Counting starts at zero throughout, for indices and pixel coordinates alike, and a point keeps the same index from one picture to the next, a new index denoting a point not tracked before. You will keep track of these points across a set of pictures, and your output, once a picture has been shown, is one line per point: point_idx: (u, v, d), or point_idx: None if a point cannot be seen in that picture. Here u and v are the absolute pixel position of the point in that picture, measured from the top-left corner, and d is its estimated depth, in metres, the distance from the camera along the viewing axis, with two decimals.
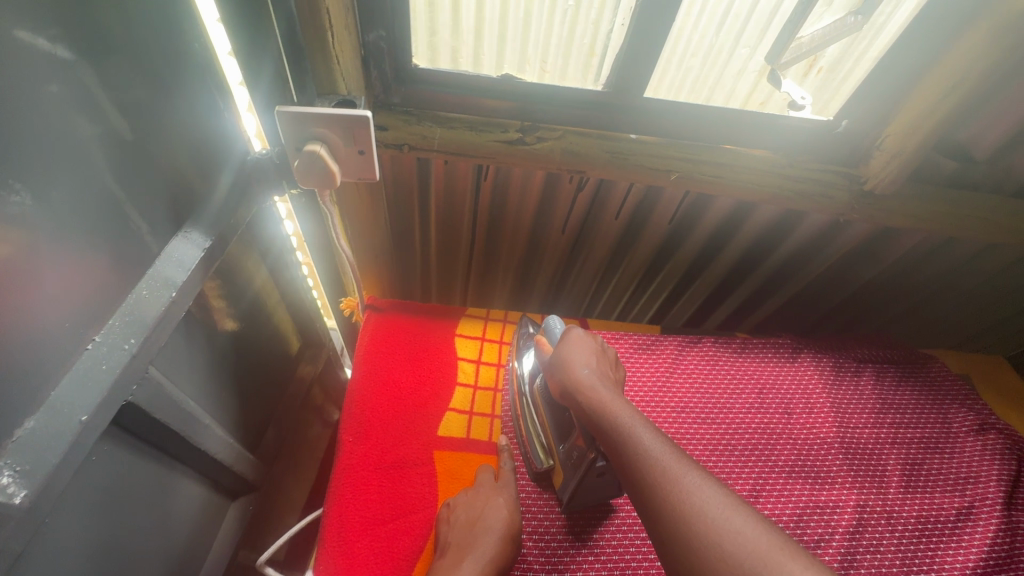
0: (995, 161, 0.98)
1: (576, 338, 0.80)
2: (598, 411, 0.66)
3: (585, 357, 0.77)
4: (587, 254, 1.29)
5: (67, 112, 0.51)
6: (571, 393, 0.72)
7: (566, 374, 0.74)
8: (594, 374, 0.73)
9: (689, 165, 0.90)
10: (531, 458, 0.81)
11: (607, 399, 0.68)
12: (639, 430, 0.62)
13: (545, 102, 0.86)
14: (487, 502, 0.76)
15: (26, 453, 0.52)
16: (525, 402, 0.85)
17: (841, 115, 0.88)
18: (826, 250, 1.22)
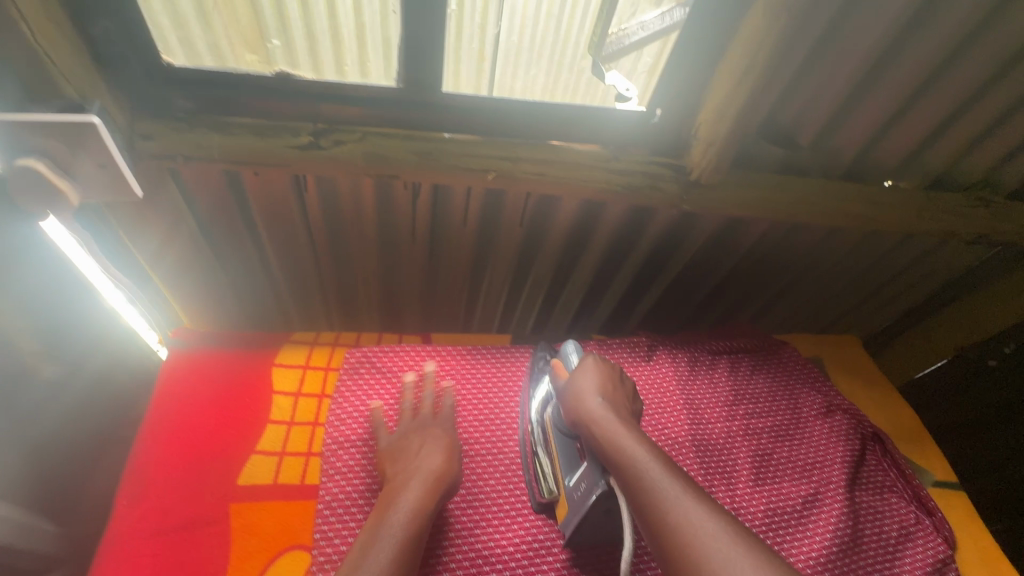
0: (818, 145, 0.99)
1: (592, 364, 0.84)
2: (611, 442, 0.70)
3: (596, 384, 0.80)
4: (447, 264, 1.23)
5: None
6: (583, 420, 0.76)
7: (579, 403, 0.78)
8: (606, 404, 0.76)
9: (508, 163, 0.85)
10: (537, 488, 0.83)
11: (618, 429, 0.72)
12: (649, 465, 0.66)
13: (338, 102, 0.79)
14: (419, 451, 0.75)
15: None
16: (535, 437, 0.88)
17: (652, 105, 0.85)
18: (682, 243, 1.21)
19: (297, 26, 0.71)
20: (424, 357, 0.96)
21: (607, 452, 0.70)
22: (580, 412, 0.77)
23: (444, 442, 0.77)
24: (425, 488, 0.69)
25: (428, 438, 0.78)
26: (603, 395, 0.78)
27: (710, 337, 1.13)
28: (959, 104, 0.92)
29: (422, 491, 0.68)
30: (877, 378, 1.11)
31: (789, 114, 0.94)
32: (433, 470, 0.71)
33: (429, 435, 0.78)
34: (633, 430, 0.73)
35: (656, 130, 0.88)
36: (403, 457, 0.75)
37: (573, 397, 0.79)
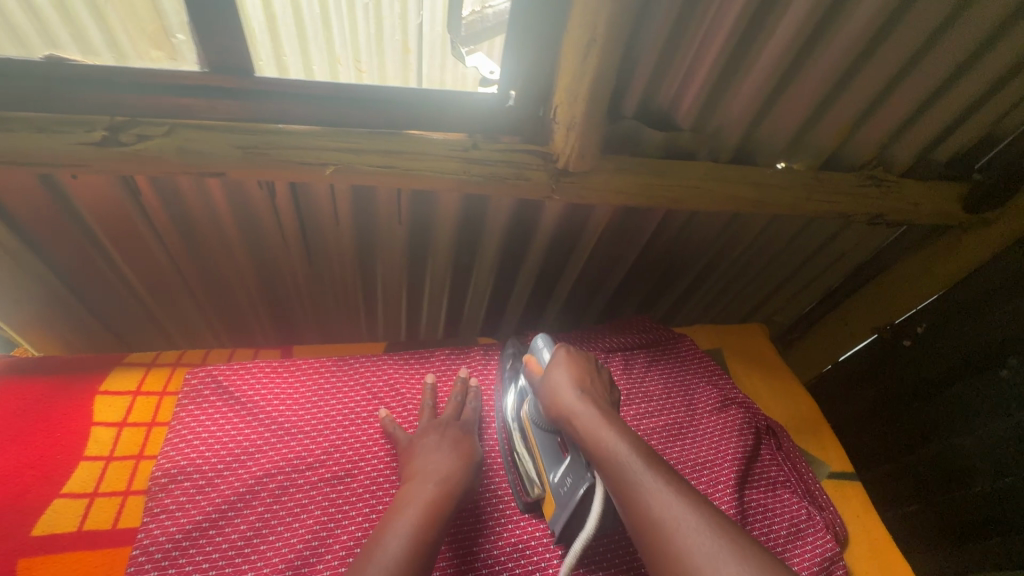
0: (700, 125, 0.94)
1: (565, 357, 0.83)
2: (587, 432, 0.70)
3: (570, 376, 0.80)
4: (331, 267, 1.15)
5: None
6: (563, 414, 0.75)
7: (556, 397, 0.77)
8: (585, 395, 0.76)
9: (348, 154, 0.77)
10: (520, 488, 0.83)
11: (594, 419, 0.72)
12: (629, 459, 0.65)
13: (137, 91, 0.69)
14: (444, 447, 0.78)
15: None
16: (515, 434, 0.89)
17: (506, 86, 0.78)
18: (581, 236, 1.15)
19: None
20: (279, 371, 0.88)
21: (590, 445, 0.69)
22: (558, 406, 0.77)
23: (466, 445, 0.80)
24: (441, 485, 0.71)
25: (454, 436, 0.80)
26: (579, 386, 0.78)
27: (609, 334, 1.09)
28: (836, 78, 0.88)
29: (438, 489, 0.70)
30: (776, 366, 1.08)
31: (666, 94, 0.89)
32: (449, 472, 0.73)
33: (445, 433, 0.80)
34: (613, 419, 0.72)
35: (514, 114, 0.81)
36: (419, 455, 0.77)
37: (551, 392, 0.79)
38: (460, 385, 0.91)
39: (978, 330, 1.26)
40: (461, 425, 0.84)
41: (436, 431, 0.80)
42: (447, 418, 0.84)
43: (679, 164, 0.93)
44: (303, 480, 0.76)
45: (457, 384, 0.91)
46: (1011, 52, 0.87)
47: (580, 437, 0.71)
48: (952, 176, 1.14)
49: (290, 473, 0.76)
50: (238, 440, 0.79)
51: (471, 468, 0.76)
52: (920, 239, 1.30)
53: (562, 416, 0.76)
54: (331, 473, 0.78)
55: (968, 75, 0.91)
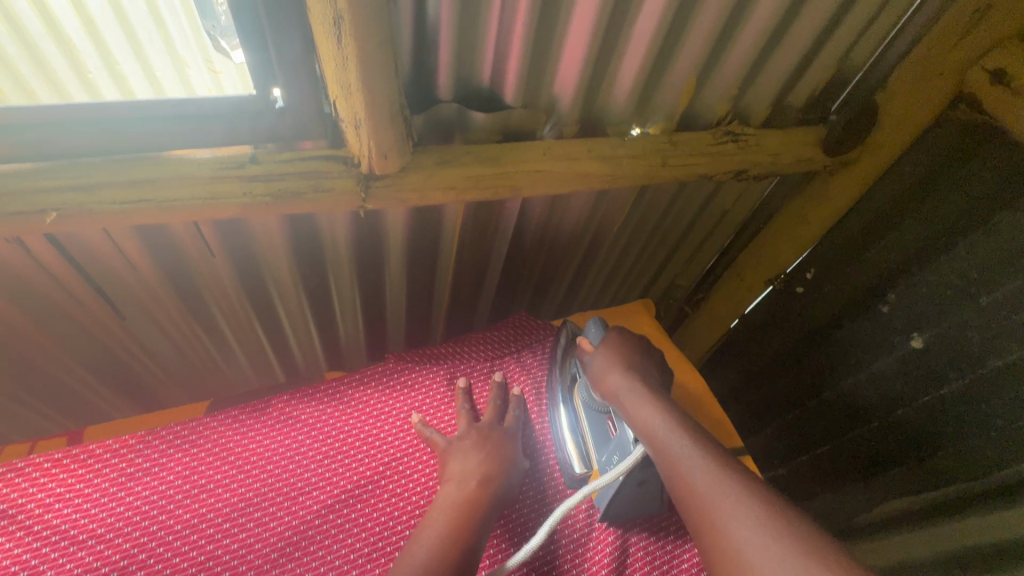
0: (531, 102, 0.85)
1: (613, 343, 0.86)
2: (635, 413, 0.74)
3: (612, 359, 0.83)
4: (156, 319, 0.98)
5: None
6: (609, 395, 0.79)
7: (604, 380, 0.81)
8: (631, 376, 0.79)
9: (80, 193, 0.62)
10: (567, 467, 0.86)
11: (640, 400, 0.75)
12: (671, 439, 0.68)
13: None
14: (488, 450, 0.78)
15: None
16: (565, 410, 0.91)
17: (264, 85, 0.64)
18: (440, 239, 1.04)
19: None
20: (58, 465, 0.73)
21: (637, 425, 0.73)
22: (605, 387, 0.81)
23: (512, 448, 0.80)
24: (490, 486, 0.72)
25: (499, 438, 0.81)
26: (624, 369, 0.81)
27: (488, 343, 1.00)
28: (663, 33, 0.80)
29: (480, 493, 0.71)
30: (661, 343, 1.02)
31: (481, 73, 0.78)
32: (495, 477, 0.73)
33: (483, 441, 0.79)
34: (656, 397, 0.75)
35: (291, 119, 0.67)
36: (456, 458, 0.77)
37: (603, 371, 0.82)
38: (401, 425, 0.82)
39: (858, 269, 1.26)
40: (508, 425, 0.84)
41: (484, 430, 0.82)
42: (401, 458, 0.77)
43: (511, 148, 0.83)
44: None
45: (494, 388, 0.90)
46: None
47: (627, 416, 0.75)
48: (810, 120, 1.11)
49: None
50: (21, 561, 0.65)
51: (516, 472, 0.77)
52: (793, 185, 1.29)
53: (609, 398, 0.80)
54: None
55: (800, 14, 0.85)
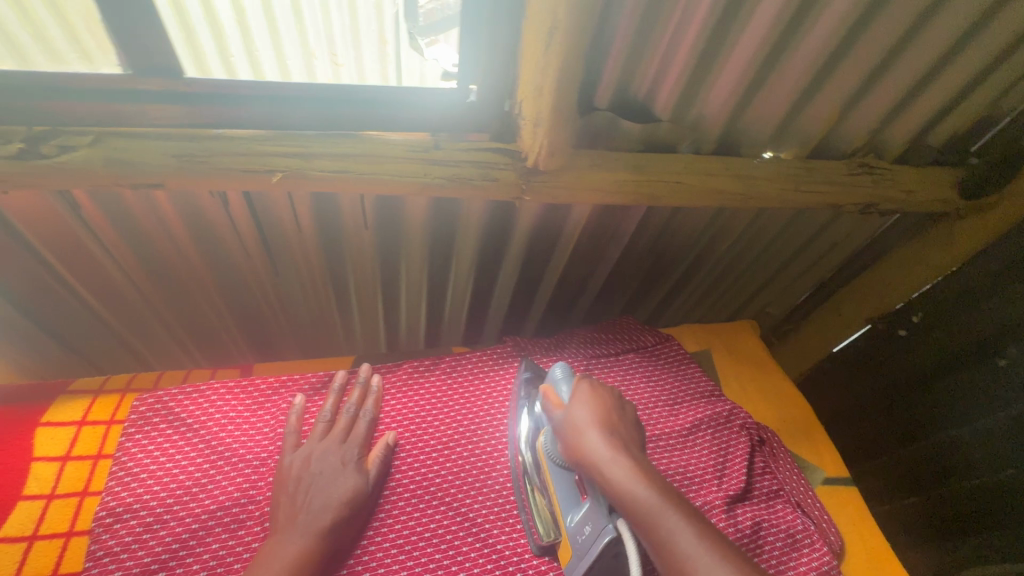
0: (680, 117, 0.89)
1: (585, 395, 0.77)
2: (619, 488, 0.65)
3: (593, 418, 0.74)
4: (301, 277, 1.08)
5: None
6: (583, 461, 0.70)
7: (580, 439, 0.72)
8: (606, 438, 0.71)
9: (298, 159, 0.71)
10: (534, 530, 0.77)
11: (630, 471, 0.67)
12: (671, 525, 0.61)
13: (58, 98, 0.63)
14: (327, 483, 0.72)
15: None
16: (524, 471, 0.83)
17: (466, 81, 0.72)
18: (561, 233, 1.09)
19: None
20: (150, 429, 0.78)
21: (625, 503, 0.65)
22: (578, 449, 0.72)
23: (362, 471, 0.76)
24: (318, 531, 0.67)
25: (347, 463, 0.75)
26: (609, 429, 0.73)
27: (571, 338, 1.03)
28: (821, 64, 0.83)
29: (311, 542, 0.66)
30: (770, 364, 1.03)
31: (643, 87, 0.83)
32: (330, 520, 0.69)
33: (322, 461, 0.74)
34: (645, 468, 0.68)
35: (476, 111, 0.75)
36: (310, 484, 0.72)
37: (574, 433, 0.73)
38: (361, 392, 0.85)
39: (976, 319, 1.22)
40: (354, 440, 0.79)
41: (325, 456, 0.75)
42: (329, 441, 0.78)
43: (657, 158, 0.87)
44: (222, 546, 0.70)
45: (359, 390, 0.85)
46: (1017, 22, 0.81)
47: (607, 490, 0.67)
48: (948, 161, 1.09)
49: (247, 505, 0.73)
50: (149, 506, 0.71)
51: (359, 504, 0.73)
52: (910, 227, 1.26)
53: (581, 463, 0.71)
54: None
55: (963, 56, 0.85)
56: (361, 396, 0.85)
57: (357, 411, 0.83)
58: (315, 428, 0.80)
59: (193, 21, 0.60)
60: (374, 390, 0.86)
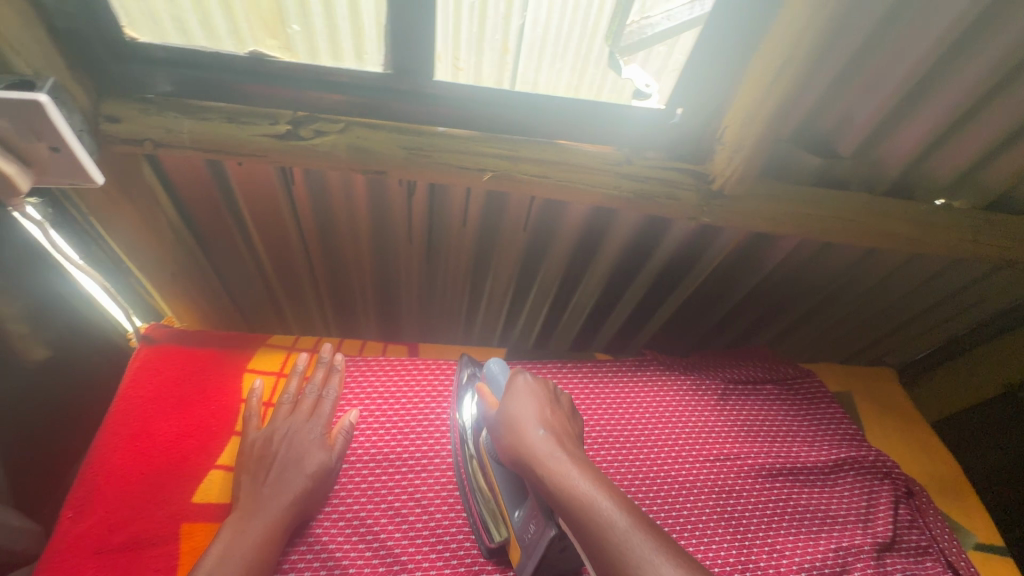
0: (861, 155, 0.87)
1: (523, 385, 0.72)
2: (553, 484, 0.59)
3: (533, 410, 0.69)
4: (446, 267, 1.13)
5: None
6: (521, 457, 0.65)
7: (515, 434, 0.67)
8: (543, 432, 0.66)
9: (506, 162, 0.76)
10: (482, 532, 0.73)
11: (564, 466, 0.61)
12: (604, 506, 0.55)
13: (317, 88, 0.71)
14: (292, 461, 0.71)
15: None
16: (470, 465, 0.79)
17: (674, 103, 0.76)
18: (699, 259, 1.06)
19: (282, 10, 0.64)
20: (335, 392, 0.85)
21: (555, 498, 0.58)
22: (518, 447, 0.66)
23: (326, 451, 0.74)
24: (277, 515, 0.66)
25: (309, 440, 0.74)
26: (544, 420, 0.68)
27: (703, 360, 1.02)
28: None
29: (271, 524, 0.65)
30: (910, 412, 1.01)
31: (833, 122, 0.82)
32: (291, 503, 0.67)
33: (287, 441, 0.73)
34: (582, 462, 0.62)
35: (675, 132, 0.79)
36: (278, 464, 0.71)
37: (510, 424, 0.69)
38: (324, 374, 0.82)
39: None
40: (324, 419, 0.77)
41: (285, 431, 0.74)
42: (292, 420, 0.76)
43: (833, 194, 0.87)
44: (391, 509, 0.76)
45: (328, 374, 0.82)
46: None
47: (543, 483, 0.61)
48: None
49: (412, 472, 0.80)
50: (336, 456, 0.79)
51: (319, 487, 0.71)
52: None
53: (519, 461, 0.65)
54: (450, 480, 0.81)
55: None
56: (329, 375, 0.82)
57: (321, 391, 0.80)
58: (283, 403, 0.78)
59: (462, 34, 0.68)
60: (338, 372, 0.83)
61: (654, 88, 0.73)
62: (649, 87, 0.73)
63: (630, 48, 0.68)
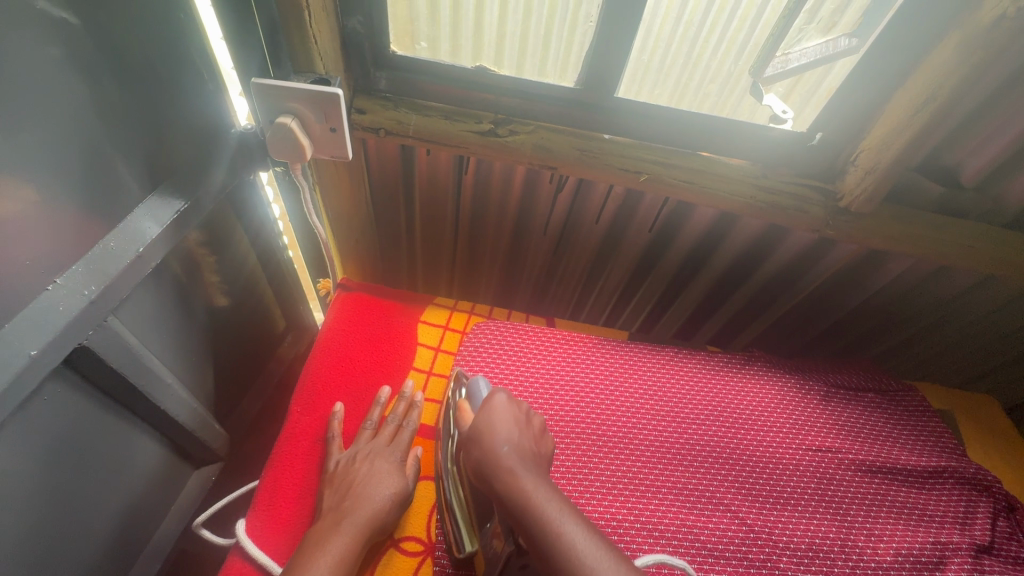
0: (983, 189, 0.93)
1: (497, 405, 0.75)
2: (518, 501, 0.62)
3: (502, 426, 0.72)
4: (568, 263, 1.20)
5: (56, 70, 0.63)
6: (487, 475, 0.67)
7: (484, 450, 0.69)
8: (509, 449, 0.69)
9: (659, 168, 0.91)
10: (451, 541, 0.73)
11: (528, 484, 0.64)
12: (563, 521, 0.59)
13: (518, 96, 0.90)
14: (373, 480, 0.74)
15: (32, 333, 0.66)
16: (447, 475, 0.79)
17: (814, 128, 0.89)
18: (806, 278, 1.12)
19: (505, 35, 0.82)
20: (486, 344, 0.98)
21: (516, 514, 0.62)
22: (483, 463, 0.68)
23: (404, 475, 0.77)
24: (362, 526, 0.68)
25: (390, 463, 0.77)
26: (512, 436, 0.71)
27: (810, 365, 1.10)
28: None
29: (354, 535, 0.66)
30: (1010, 434, 1.06)
31: (960, 157, 0.89)
32: (372, 516, 0.69)
33: (371, 462, 0.77)
34: (543, 480, 0.65)
35: (812, 153, 0.92)
36: (361, 483, 0.73)
37: (479, 437, 0.71)
38: (404, 406, 0.87)
39: None
40: (401, 449, 0.80)
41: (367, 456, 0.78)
42: (374, 445, 0.80)
43: (951, 222, 0.95)
44: None
45: (408, 408, 0.87)
46: None
47: (503, 498, 0.64)
48: None
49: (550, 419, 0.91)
50: None
51: (396, 507, 0.73)
52: None
53: (482, 474, 0.68)
54: (581, 429, 0.91)
55: None
56: (406, 413, 0.87)
57: (401, 421, 0.85)
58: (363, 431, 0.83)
59: (649, 62, 0.84)
60: (416, 407, 0.87)
61: (792, 114, 0.81)
62: (787, 113, 0.81)
63: (772, 78, 0.78)
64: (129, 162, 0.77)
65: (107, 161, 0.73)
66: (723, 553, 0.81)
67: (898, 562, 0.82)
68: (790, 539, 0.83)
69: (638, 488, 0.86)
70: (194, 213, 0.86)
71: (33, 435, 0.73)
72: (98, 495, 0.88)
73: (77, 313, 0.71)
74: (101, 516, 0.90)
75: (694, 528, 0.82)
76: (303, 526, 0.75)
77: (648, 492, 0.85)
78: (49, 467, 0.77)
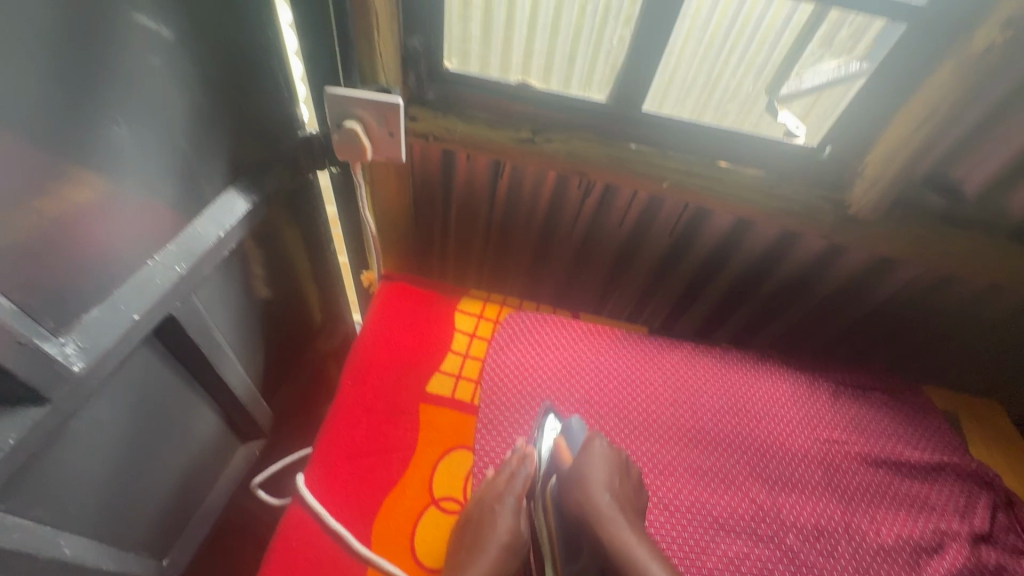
0: (985, 203, 0.99)
1: (598, 449, 0.85)
2: (619, 549, 0.73)
3: (603, 472, 0.82)
4: (593, 263, 1.29)
5: (169, 77, 0.75)
6: (588, 517, 0.78)
7: (586, 495, 0.79)
8: (609, 498, 0.78)
9: (680, 175, 1.00)
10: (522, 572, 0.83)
11: (627, 537, 0.74)
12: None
13: (554, 108, 1.00)
14: (491, 528, 0.79)
15: (137, 300, 0.78)
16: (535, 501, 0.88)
17: (824, 142, 0.98)
18: (817, 283, 1.19)
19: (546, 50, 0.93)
20: (517, 331, 1.07)
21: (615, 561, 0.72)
22: (587, 506, 0.79)
23: (517, 526, 0.82)
24: None
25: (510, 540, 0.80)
26: (612, 485, 0.81)
27: (821, 363, 1.16)
28: None
29: None
30: (1011, 435, 1.11)
31: (961, 172, 0.96)
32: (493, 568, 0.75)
33: (497, 510, 0.81)
34: (638, 531, 0.76)
35: (822, 165, 1.00)
36: (487, 529, 0.79)
37: (581, 482, 0.82)
38: (519, 454, 0.89)
39: None
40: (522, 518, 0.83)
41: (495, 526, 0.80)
42: (500, 488, 0.84)
43: (954, 232, 1.02)
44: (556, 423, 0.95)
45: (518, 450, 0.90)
46: None
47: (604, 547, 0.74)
48: None
49: (574, 400, 0.99)
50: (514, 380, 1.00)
51: (509, 558, 0.79)
52: None
53: (585, 518, 0.78)
54: (602, 410, 0.99)
55: None
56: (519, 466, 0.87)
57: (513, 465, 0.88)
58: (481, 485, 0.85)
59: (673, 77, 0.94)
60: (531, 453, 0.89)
61: (802, 131, 0.97)
62: (797, 129, 0.96)
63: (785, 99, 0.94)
64: (214, 158, 0.88)
65: (199, 155, 0.85)
66: (733, 526, 0.88)
67: (897, 544, 0.89)
68: (796, 518, 0.90)
69: (655, 465, 0.93)
70: (259, 206, 0.98)
71: (124, 392, 0.83)
72: (166, 455, 0.98)
73: (169, 286, 0.82)
74: (166, 475, 1.00)
75: (706, 503, 0.90)
76: (355, 483, 0.84)
77: (664, 469, 0.93)
78: (132, 423, 0.87)
